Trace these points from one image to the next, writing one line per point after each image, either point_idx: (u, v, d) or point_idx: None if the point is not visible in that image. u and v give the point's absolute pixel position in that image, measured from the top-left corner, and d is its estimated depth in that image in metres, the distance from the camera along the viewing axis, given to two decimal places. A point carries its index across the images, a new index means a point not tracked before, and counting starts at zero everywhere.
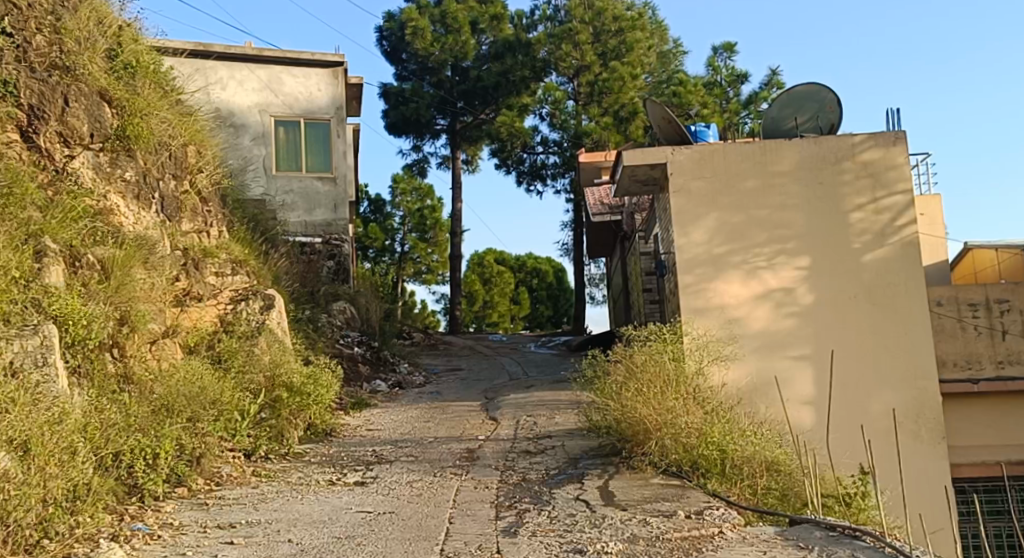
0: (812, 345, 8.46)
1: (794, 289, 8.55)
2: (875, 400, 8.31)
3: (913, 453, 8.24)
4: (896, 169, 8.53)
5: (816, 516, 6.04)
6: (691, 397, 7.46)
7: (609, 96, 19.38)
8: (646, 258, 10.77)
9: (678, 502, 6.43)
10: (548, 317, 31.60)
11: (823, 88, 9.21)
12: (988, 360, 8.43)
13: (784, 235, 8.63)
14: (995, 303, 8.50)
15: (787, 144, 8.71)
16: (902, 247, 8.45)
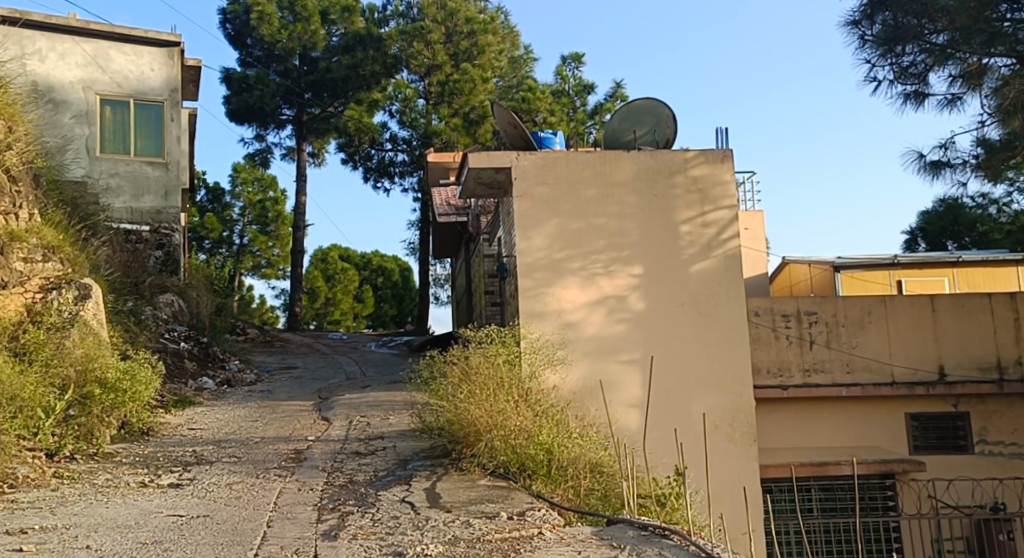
0: (639, 351, 8.78)
1: (626, 296, 8.85)
2: (695, 405, 8.72)
3: (727, 456, 8.65)
4: (722, 185, 9.00)
5: (631, 516, 6.31)
6: (521, 399, 7.57)
7: (460, 97, 19.65)
8: (490, 260, 10.88)
9: (501, 503, 6.50)
10: (392, 316, 31.41)
11: (660, 104, 9.62)
12: (796, 367, 9.03)
13: (619, 243, 8.92)
14: (805, 314, 9.12)
15: (624, 155, 9.01)
16: (725, 260, 8.90)
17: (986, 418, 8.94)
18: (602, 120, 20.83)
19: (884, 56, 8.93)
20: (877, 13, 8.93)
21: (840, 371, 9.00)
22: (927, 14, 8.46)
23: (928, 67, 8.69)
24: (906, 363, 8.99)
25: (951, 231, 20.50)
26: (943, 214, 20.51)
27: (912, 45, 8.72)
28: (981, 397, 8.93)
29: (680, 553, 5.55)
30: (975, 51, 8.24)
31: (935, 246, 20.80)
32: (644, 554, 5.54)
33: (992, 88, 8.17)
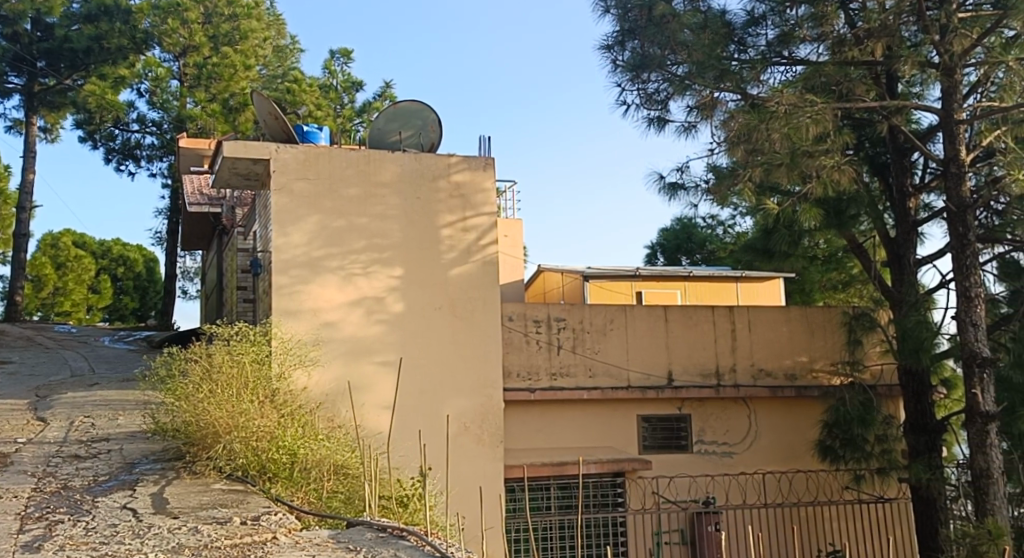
0: (393, 353, 8.75)
1: (384, 298, 8.79)
2: (446, 407, 8.81)
3: (475, 458, 8.78)
4: (484, 192, 9.21)
5: (372, 518, 6.26)
6: (266, 399, 7.26)
7: (218, 82, 18.81)
8: (244, 255, 10.40)
9: (235, 508, 6.19)
10: (132, 310, 29.38)
11: (427, 108, 9.69)
12: (544, 371, 9.43)
13: (380, 244, 8.85)
14: (555, 320, 9.56)
15: (388, 156, 8.97)
16: (482, 266, 9.11)
17: (705, 420, 9.71)
18: (369, 118, 20.70)
19: (631, 81, 9.68)
20: (627, 41, 9.68)
21: (583, 375, 9.51)
22: (669, 46, 9.25)
23: (669, 95, 9.48)
24: (640, 368, 9.67)
25: (685, 248, 22.31)
26: (679, 232, 22.36)
27: (656, 73, 9.50)
28: (701, 401, 9.73)
29: (415, 554, 5.58)
30: (708, 85, 9.03)
31: (672, 261, 22.52)
32: (380, 556, 5.51)
33: (721, 120, 8.93)
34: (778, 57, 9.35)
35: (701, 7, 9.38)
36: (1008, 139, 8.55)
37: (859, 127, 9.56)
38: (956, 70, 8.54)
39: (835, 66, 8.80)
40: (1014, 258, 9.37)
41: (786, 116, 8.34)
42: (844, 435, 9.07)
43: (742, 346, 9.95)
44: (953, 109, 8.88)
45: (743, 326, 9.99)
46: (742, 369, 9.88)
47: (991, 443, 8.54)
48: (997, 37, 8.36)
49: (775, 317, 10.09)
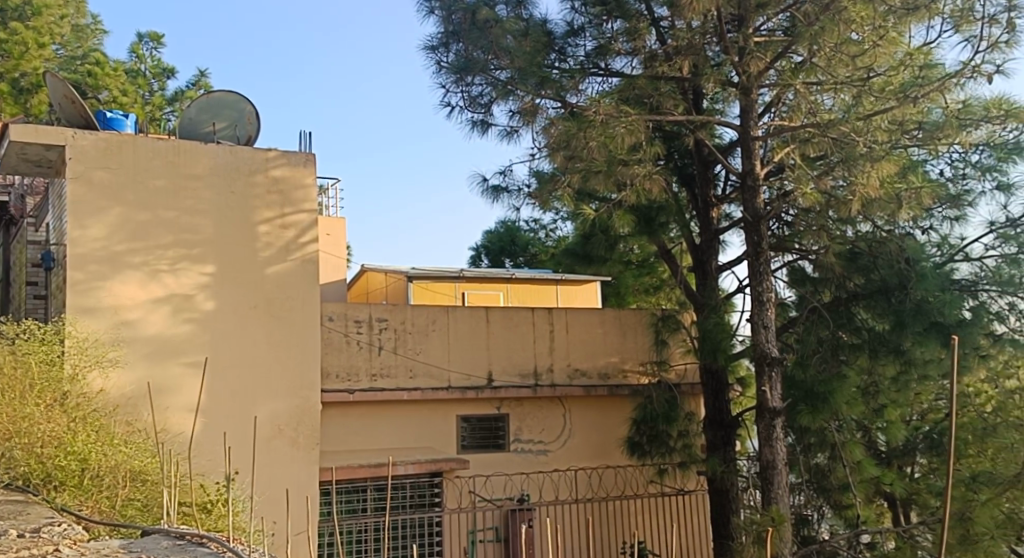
0: (203, 353, 8.34)
1: (193, 296, 8.37)
2: (259, 409, 8.48)
3: (288, 461, 8.49)
4: (303, 189, 8.96)
5: (169, 525, 5.93)
6: (56, 401, 6.68)
7: (7, 60, 17.29)
8: (34, 248, 9.59)
9: (12, 520, 5.69)
10: None
11: (243, 100, 9.32)
12: (363, 372, 9.29)
13: (190, 239, 8.42)
14: (376, 321, 9.46)
15: (201, 148, 8.56)
16: (301, 264, 8.84)
17: (522, 419, 9.89)
18: (181, 107, 19.73)
19: (456, 84, 9.83)
20: (452, 44, 9.80)
21: (403, 376, 9.46)
22: (492, 51, 9.37)
23: (492, 99, 9.66)
24: (460, 369, 9.73)
25: (509, 250, 22.71)
26: (503, 235, 22.74)
27: (479, 77, 9.64)
28: (519, 400, 9.91)
29: None
30: (530, 91, 9.20)
31: (496, 263, 22.88)
32: None
33: (542, 126, 9.20)
34: (595, 68, 9.70)
35: (524, 14, 9.58)
36: (796, 157, 9.35)
37: (670, 139, 10.05)
38: (753, 89, 9.24)
39: (647, 80, 9.32)
40: (801, 266, 10.28)
41: (603, 126, 8.65)
42: (650, 431, 9.64)
43: (559, 347, 10.23)
44: (750, 126, 9.60)
45: (560, 328, 10.28)
46: (558, 369, 10.16)
47: (777, 436, 9.33)
48: (786, 60, 9.17)
49: (590, 319, 10.46)
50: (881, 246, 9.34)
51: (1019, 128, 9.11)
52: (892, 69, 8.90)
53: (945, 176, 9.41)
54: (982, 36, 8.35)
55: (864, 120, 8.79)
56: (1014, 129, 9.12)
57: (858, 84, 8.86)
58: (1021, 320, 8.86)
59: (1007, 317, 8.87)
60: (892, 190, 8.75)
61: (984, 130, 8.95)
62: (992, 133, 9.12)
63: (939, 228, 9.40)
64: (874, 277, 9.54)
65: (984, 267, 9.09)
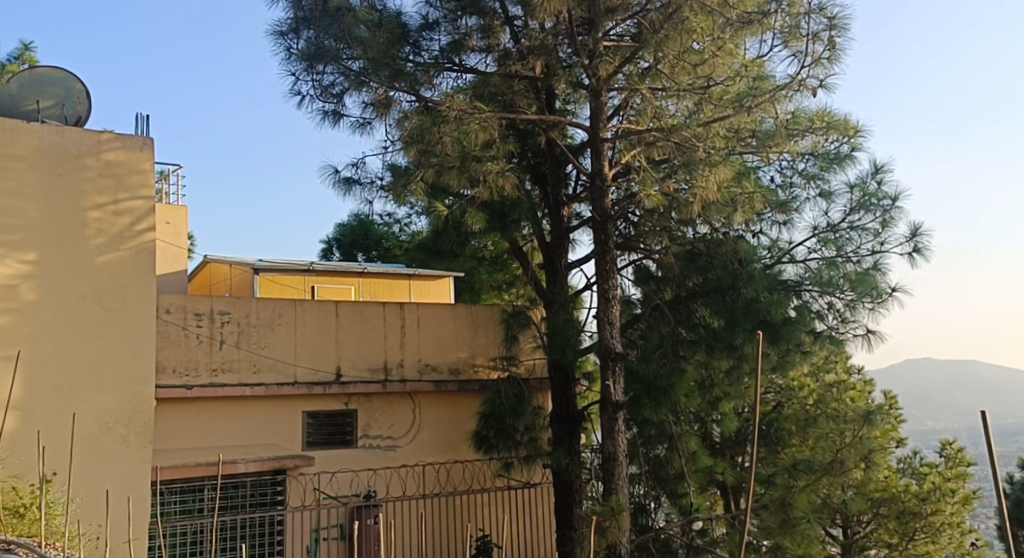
0: (23, 347, 7.76)
1: (12, 285, 7.77)
2: (86, 406, 7.96)
3: (117, 461, 8.00)
4: (140, 174, 8.49)
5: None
6: None
7: None
8: None
9: None
10: None
11: (72, 78, 8.74)
12: (203, 367, 8.91)
13: (9, 224, 7.82)
14: (217, 314, 9.11)
15: (24, 126, 7.95)
16: (136, 253, 8.36)
17: (371, 414, 9.76)
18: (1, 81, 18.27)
19: (307, 72, 9.59)
20: (303, 30, 9.55)
21: (246, 371, 9.14)
22: (344, 40, 9.21)
23: (344, 89, 9.48)
24: (307, 364, 9.50)
25: (361, 245, 22.39)
26: (355, 229, 22.38)
27: (331, 66, 9.45)
28: (368, 395, 9.77)
29: None
30: (383, 83, 9.10)
31: (348, 257, 22.51)
32: None
33: (395, 119, 9.13)
34: (449, 64, 9.70)
35: (378, 6, 9.53)
36: (642, 159, 9.69)
37: (523, 137, 10.19)
38: (603, 91, 9.56)
39: (501, 78, 9.40)
40: (646, 264, 10.66)
41: (456, 121, 8.71)
42: (497, 426, 9.73)
43: (410, 342, 10.17)
44: (599, 128, 9.89)
45: (411, 323, 10.23)
46: (409, 364, 10.10)
47: (619, 428, 9.67)
48: (634, 66, 9.57)
49: (441, 314, 10.46)
50: (717, 247, 9.89)
51: (839, 140, 9.93)
52: (730, 79, 9.39)
53: (775, 183, 10.05)
54: (807, 52, 8.96)
55: (703, 126, 9.30)
56: (835, 142, 9.95)
57: (699, 92, 9.30)
58: (839, 318, 9.59)
59: (825, 315, 9.63)
60: (728, 194, 9.27)
61: (808, 140, 9.81)
62: (816, 143, 9.91)
63: (769, 232, 9.92)
64: (711, 277, 9.99)
65: (807, 268, 9.72)
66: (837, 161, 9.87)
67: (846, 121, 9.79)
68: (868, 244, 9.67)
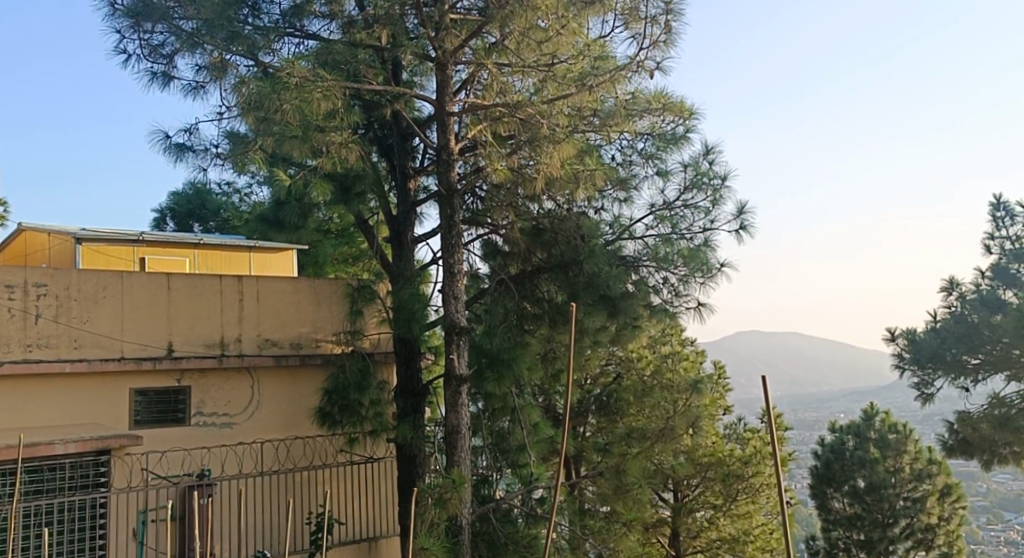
0: None
1: None
2: None
3: None
4: None
5: None
6: None
7: None
8: None
9: None
10: None
11: None
12: (16, 342, 8.30)
13: None
14: (33, 286, 8.48)
15: None
16: None
17: (205, 391, 9.38)
18: None
19: (133, 29, 9.04)
20: None
21: (66, 347, 8.58)
22: None
23: (176, 50, 9.00)
24: (136, 339, 9.02)
25: (198, 214, 21.35)
26: (192, 198, 21.33)
27: (160, 25, 8.98)
28: (202, 371, 9.37)
29: None
30: (218, 45, 8.72)
31: (184, 228, 21.45)
32: None
33: (230, 83, 8.71)
34: (291, 29, 9.42)
35: None
36: (489, 135, 9.79)
37: (369, 108, 10.00)
38: (449, 64, 9.56)
39: (344, 46, 9.14)
40: (493, 239, 10.70)
41: (298, 89, 8.42)
42: (341, 401, 9.58)
43: (248, 316, 9.83)
44: (445, 101, 9.86)
45: (250, 296, 9.88)
46: (247, 339, 9.76)
47: (462, 402, 9.77)
48: (481, 40, 9.61)
49: (283, 288, 10.15)
50: (561, 223, 10.07)
51: (675, 122, 10.41)
52: (573, 57, 9.56)
53: (616, 161, 10.37)
54: (645, 34, 9.28)
55: (548, 104, 9.43)
56: (672, 123, 10.40)
57: (543, 69, 9.47)
58: (673, 292, 10.02)
59: (660, 290, 10.05)
60: (571, 170, 9.48)
61: (646, 120, 10.18)
62: (655, 124, 10.30)
63: (610, 209, 10.27)
64: (554, 252, 10.21)
65: (645, 245, 10.10)
66: (674, 142, 10.30)
67: (680, 104, 10.25)
68: (699, 221, 10.16)
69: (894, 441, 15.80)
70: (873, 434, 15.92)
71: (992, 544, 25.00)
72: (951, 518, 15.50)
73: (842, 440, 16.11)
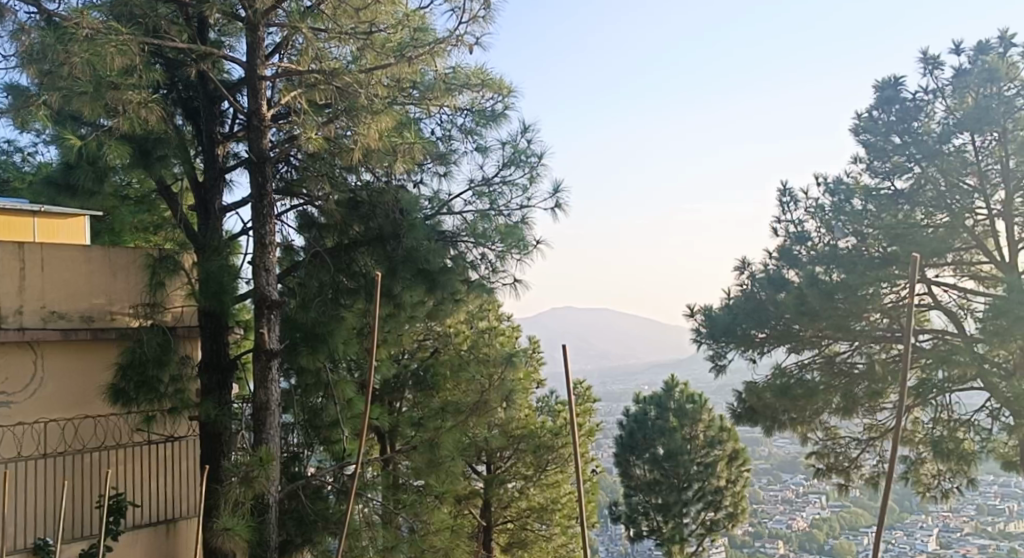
0: None
1: None
2: None
3: None
4: None
5: None
6: None
7: None
8: None
9: None
10: None
11: None
12: None
13: None
14: None
15: None
16: None
17: None
18: None
19: None
20: None
21: None
22: None
23: None
24: None
25: None
26: None
27: None
28: None
29: None
30: None
31: None
32: None
33: (9, 30, 8.06)
34: None
35: None
36: (303, 102, 9.46)
37: (172, 67, 9.41)
38: (260, 25, 9.20)
39: None
40: (308, 211, 10.40)
41: (88, 41, 7.76)
42: (138, 377, 8.96)
43: (30, 286, 9.03)
44: (256, 64, 9.46)
45: (33, 265, 9.07)
46: (29, 311, 8.97)
47: (272, 377, 9.42)
48: (295, 3, 9.28)
49: (73, 256, 9.39)
50: (379, 196, 9.89)
51: (494, 99, 10.49)
52: (393, 28, 9.37)
53: (435, 135, 10.32)
54: (464, 8, 9.25)
55: (365, 73, 9.21)
56: (491, 100, 10.48)
57: (361, 38, 9.17)
58: (490, 268, 10.15)
59: (478, 265, 10.14)
60: (389, 142, 9.29)
61: (466, 96, 10.20)
62: (474, 100, 10.37)
63: (429, 183, 10.25)
64: (372, 225, 10.01)
65: (464, 220, 10.14)
66: (493, 119, 10.40)
67: (500, 81, 10.34)
68: (516, 198, 10.30)
69: (691, 410, 16.81)
70: (672, 404, 16.90)
71: (770, 502, 27.33)
72: (737, 480, 16.78)
73: (645, 410, 17.02)
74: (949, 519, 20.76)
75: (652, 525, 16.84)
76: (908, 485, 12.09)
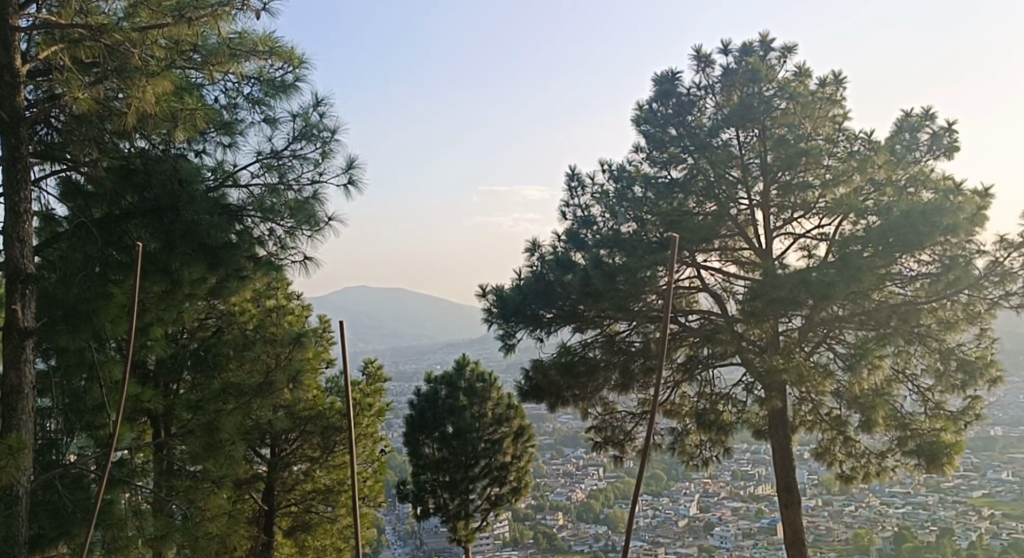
0: None
1: None
2: None
3: None
4: None
5: None
6: None
7: None
8: None
9: None
10: None
11: None
12: None
13: None
14: None
15: None
16: None
17: None
18: None
19: None
20: None
21: None
22: None
23: None
24: None
25: None
26: None
27: None
28: None
29: None
30: None
31: None
32: None
33: None
34: None
35: None
36: (65, 58, 8.59)
37: None
38: None
39: None
40: (72, 178, 9.42)
41: None
42: None
43: None
44: (9, 13, 8.55)
45: None
46: None
47: (26, 358, 8.57)
48: None
49: None
50: (156, 164, 9.16)
51: (283, 68, 10.06)
52: None
53: (219, 103, 9.76)
54: None
55: (140, 32, 8.54)
56: (280, 70, 10.03)
57: None
58: (279, 244, 9.79)
59: (265, 241, 9.75)
60: (167, 108, 8.66)
61: (252, 63, 9.66)
62: (262, 68, 9.92)
63: (212, 153, 9.67)
64: (147, 196, 9.23)
65: (251, 194, 9.65)
66: (282, 90, 9.97)
67: (289, 51, 9.93)
68: (307, 172, 9.97)
69: (480, 388, 17.16)
70: (462, 382, 17.18)
71: (551, 474, 28.56)
72: (523, 455, 17.34)
73: (435, 390, 17.18)
74: (709, 485, 22.62)
75: (439, 501, 17.04)
76: (674, 455, 13.01)
